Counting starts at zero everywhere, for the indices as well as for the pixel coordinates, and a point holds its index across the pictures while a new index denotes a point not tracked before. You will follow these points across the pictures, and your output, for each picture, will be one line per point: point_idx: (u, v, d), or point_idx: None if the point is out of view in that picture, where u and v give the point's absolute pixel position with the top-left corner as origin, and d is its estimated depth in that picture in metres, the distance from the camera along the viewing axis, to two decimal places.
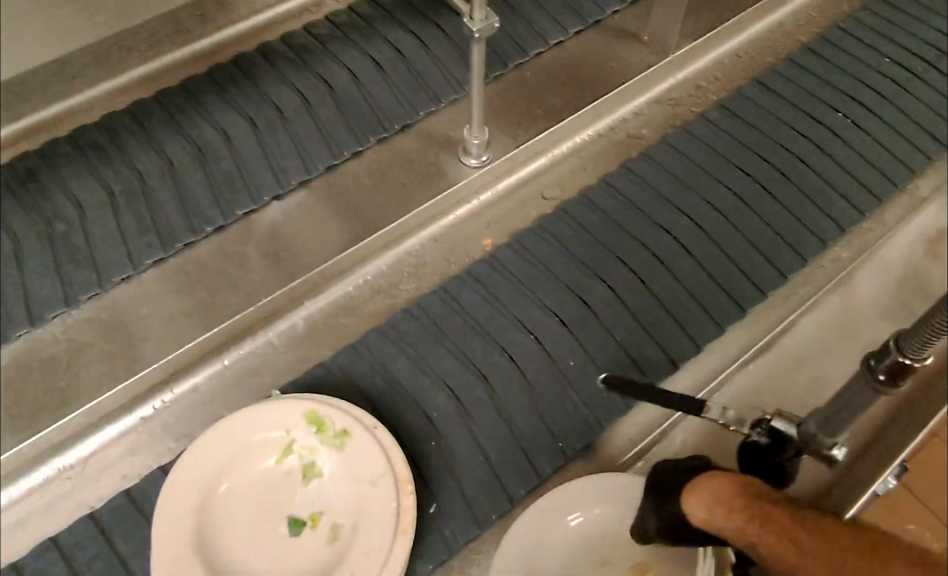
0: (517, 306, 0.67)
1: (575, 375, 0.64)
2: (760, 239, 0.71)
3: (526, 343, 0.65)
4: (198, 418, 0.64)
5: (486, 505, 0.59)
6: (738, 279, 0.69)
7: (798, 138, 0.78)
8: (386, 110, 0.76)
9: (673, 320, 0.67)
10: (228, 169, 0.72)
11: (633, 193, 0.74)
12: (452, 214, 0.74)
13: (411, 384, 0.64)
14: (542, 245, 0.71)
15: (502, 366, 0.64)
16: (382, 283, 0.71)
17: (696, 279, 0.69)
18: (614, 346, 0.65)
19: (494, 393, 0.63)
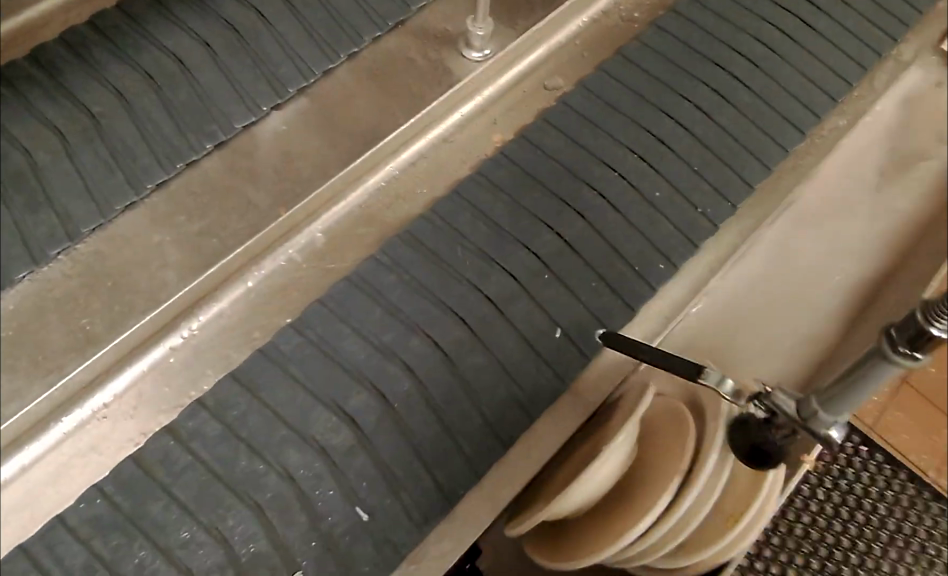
0: (592, 151, 0.69)
1: (662, 209, 0.67)
2: (774, 109, 0.72)
3: (575, 216, 0.66)
4: (240, 337, 0.61)
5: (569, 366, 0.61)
6: (747, 154, 0.70)
7: (792, 6, 0.78)
8: (376, 5, 0.72)
9: (700, 197, 0.68)
10: (215, 78, 0.66)
11: (665, 45, 0.75)
12: (458, 112, 0.72)
13: (453, 283, 0.63)
14: (558, 134, 0.70)
15: (542, 252, 0.64)
16: (398, 190, 0.68)
17: (716, 147, 0.70)
18: (648, 227, 0.66)
19: (535, 284, 0.63)
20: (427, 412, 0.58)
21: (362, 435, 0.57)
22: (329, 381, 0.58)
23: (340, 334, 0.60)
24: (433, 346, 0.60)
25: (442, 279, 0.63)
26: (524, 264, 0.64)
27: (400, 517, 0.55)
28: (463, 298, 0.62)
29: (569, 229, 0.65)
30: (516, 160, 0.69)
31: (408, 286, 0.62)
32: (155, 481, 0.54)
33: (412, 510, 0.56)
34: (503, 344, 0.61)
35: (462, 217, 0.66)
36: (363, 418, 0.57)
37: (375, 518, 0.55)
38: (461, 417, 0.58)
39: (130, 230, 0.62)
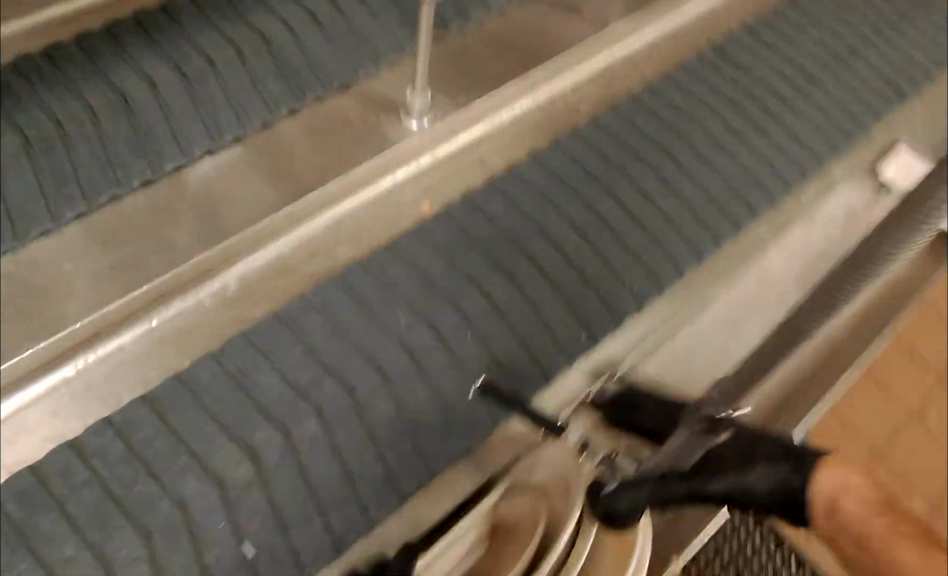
0: (513, 228, 0.73)
1: (573, 292, 0.71)
2: (694, 212, 0.78)
3: (501, 285, 0.70)
4: (149, 369, 0.62)
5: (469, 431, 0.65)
6: (660, 252, 0.75)
7: (722, 121, 0.85)
8: (326, 66, 0.74)
9: (620, 285, 0.73)
10: (155, 118, 0.68)
11: (600, 141, 0.81)
12: (391, 176, 0.73)
13: (376, 338, 0.66)
14: (498, 206, 0.74)
15: (457, 317, 0.68)
16: (318, 246, 0.70)
17: (639, 242, 0.75)
18: (562, 306, 0.70)
19: (453, 344, 0.67)
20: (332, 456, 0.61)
21: (266, 470, 0.59)
22: (241, 418, 0.60)
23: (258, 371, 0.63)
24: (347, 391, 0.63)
25: (360, 330, 0.66)
26: (438, 332, 0.67)
27: (286, 557, 0.58)
28: (385, 349, 0.65)
29: (488, 297, 0.69)
30: (451, 223, 0.73)
31: (334, 330, 0.65)
32: (51, 494, 0.56)
33: (300, 553, 0.59)
34: (414, 395, 0.64)
35: (388, 272, 0.69)
36: (265, 454, 0.60)
37: (261, 553, 0.57)
38: (363, 466, 0.61)
39: (43, 256, 0.62)
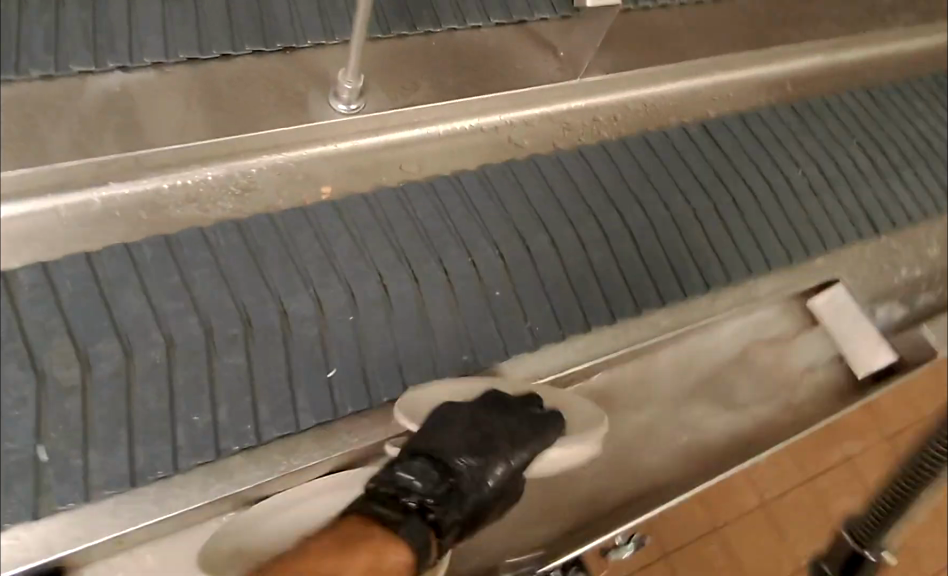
0: (405, 248, 0.96)
1: (429, 307, 0.93)
2: (552, 299, 0.99)
3: (373, 287, 0.92)
4: (14, 252, 0.82)
5: (304, 406, 0.84)
6: (520, 321, 0.96)
7: (589, 221, 1.06)
8: (274, 31, 1.01)
9: (465, 324, 0.94)
10: (86, 20, 0.94)
11: (484, 202, 1.03)
12: (259, 158, 0.98)
13: (250, 295, 0.87)
14: (401, 226, 0.98)
15: (310, 309, 0.88)
16: (200, 194, 0.93)
17: (480, 305, 0.95)
18: (413, 323, 0.92)
19: (296, 328, 0.87)
20: (161, 389, 0.79)
21: (91, 382, 0.77)
22: (90, 326, 0.79)
23: (127, 288, 0.82)
24: (203, 326, 0.83)
25: (225, 287, 0.86)
26: (283, 316, 0.87)
27: (78, 471, 0.73)
28: (261, 305, 0.86)
29: (317, 299, 0.89)
30: (337, 223, 0.95)
31: (215, 270, 0.87)
32: None
33: (91, 473, 0.74)
34: (257, 353, 0.84)
35: (277, 241, 0.91)
36: (98, 368, 0.77)
37: (52, 462, 0.73)
38: (192, 399, 0.80)
39: None
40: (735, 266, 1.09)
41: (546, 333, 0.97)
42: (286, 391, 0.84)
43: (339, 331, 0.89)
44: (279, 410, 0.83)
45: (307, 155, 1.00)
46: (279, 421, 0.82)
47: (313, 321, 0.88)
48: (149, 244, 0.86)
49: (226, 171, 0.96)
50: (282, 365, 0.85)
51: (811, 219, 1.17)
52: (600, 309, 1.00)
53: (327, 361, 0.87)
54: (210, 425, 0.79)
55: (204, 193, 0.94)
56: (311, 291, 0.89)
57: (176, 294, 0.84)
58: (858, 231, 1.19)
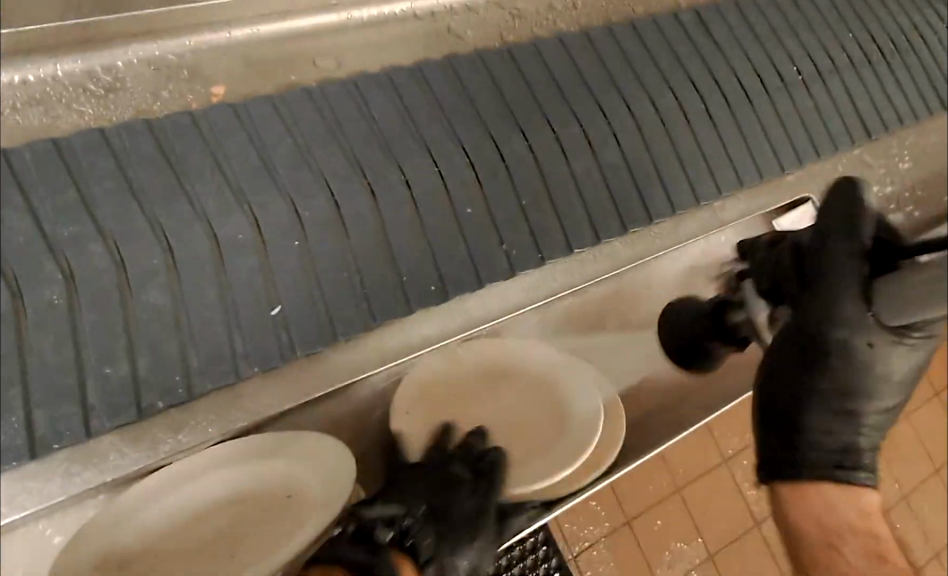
0: (360, 155, 0.80)
1: (392, 229, 0.79)
2: (529, 218, 0.85)
3: (324, 205, 0.77)
4: None
5: (251, 353, 0.71)
6: (495, 244, 0.83)
7: (571, 123, 0.91)
8: None
9: (434, 250, 0.80)
10: None
11: (450, 101, 0.87)
12: (125, 49, 0.82)
13: (170, 218, 0.71)
14: (353, 126, 0.81)
15: (249, 234, 0.74)
16: (42, 96, 0.78)
17: (448, 225, 0.81)
18: (376, 250, 0.78)
19: (230, 259, 0.72)
20: (60, 338, 0.65)
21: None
22: None
23: (7, 206, 0.66)
24: (111, 256, 0.68)
25: (136, 205, 0.70)
26: (210, 245, 0.72)
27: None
28: (187, 229, 0.71)
29: (254, 219, 0.74)
30: (277, 123, 0.79)
31: (118, 186, 0.71)
32: None
33: None
34: (183, 289, 0.70)
35: (200, 146, 0.75)
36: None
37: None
38: (104, 351, 0.66)
39: None
40: (725, 177, 0.98)
41: (524, 258, 0.84)
42: (223, 334, 0.70)
43: (283, 260, 0.74)
44: (212, 358, 0.70)
45: (201, 45, 0.86)
46: (213, 372, 0.69)
47: (250, 249, 0.73)
48: (33, 149, 0.70)
49: (84, 65, 0.80)
50: (217, 305, 0.71)
51: (806, 124, 1.06)
52: (584, 231, 0.88)
53: (270, 299, 0.73)
54: (127, 377, 0.66)
55: (53, 96, 0.78)
56: (248, 210, 0.74)
57: (73, 216, 0.68)
58: (853, 136, 1.09)
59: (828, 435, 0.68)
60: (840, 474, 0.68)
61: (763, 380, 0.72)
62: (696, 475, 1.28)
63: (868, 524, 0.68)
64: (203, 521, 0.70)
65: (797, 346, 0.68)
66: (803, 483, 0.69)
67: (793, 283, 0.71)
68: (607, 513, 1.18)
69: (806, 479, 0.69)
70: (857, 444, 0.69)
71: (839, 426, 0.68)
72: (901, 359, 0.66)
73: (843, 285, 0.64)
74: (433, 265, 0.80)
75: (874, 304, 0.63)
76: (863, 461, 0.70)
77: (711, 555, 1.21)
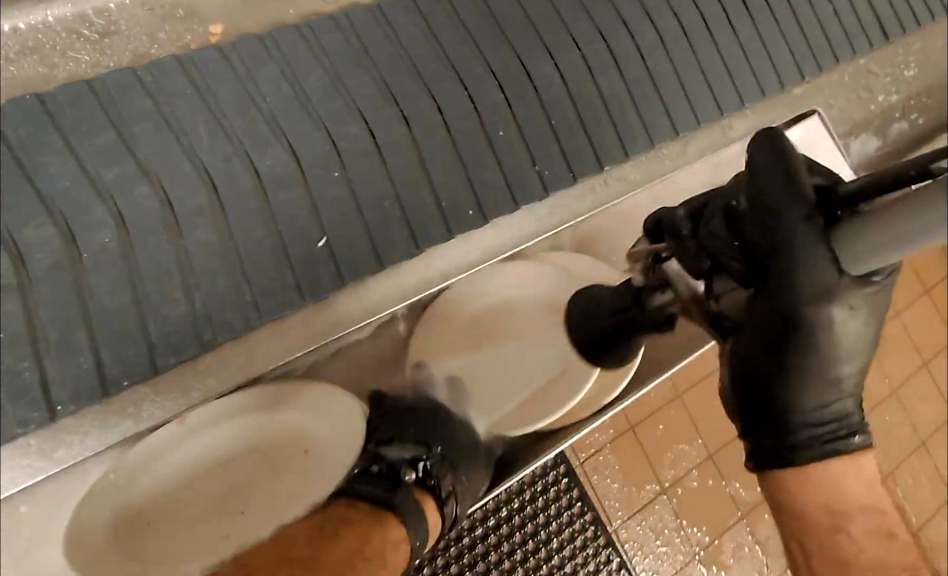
0: (390, 82, 0.79)
1: (428, 156, 0.78)
2: (561, 138, 0.85)
3: (360, 135, 0.76)
4: None
5: (303, 286, 0.72)
6: (529, 166, 0.83)
7: (596, 38, 0.89)
8: None
9: (470, 174, 0.80)
10: None
11: (473, 22, 0.85)
12: None
13: (212, 155, 0.71)
14: (379, 53, 0.80)
15: (289, 167, 0.73)
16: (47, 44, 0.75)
17: (482, 149, 0.81)
18: (414, 178, 0.77)
19: (274, 194, 0.72)
20: (118, 278, 0.66)
21: (27, 278, 0.63)
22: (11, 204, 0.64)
23: (48, 150, 0.66)
24: (158, 197, 0.69)
25: (176, 144, 0.70)
26: (253, 179, 0.72)
27: (33, 386, 0.62)
28: (231, 164, 0.72)
29: (293, 153, 0.74)
30: (304, 53, 0.77)
31: (157, 124, 0.70)
32: None
33: (50, 387, 0.62)
34: (232, 224, 0.70)
35: (232, 81, 0.74)
36: (34, 260, 0.64)
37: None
38: (162, 289, 0.67)
39: None
40: (749, 88, 0.97)
41: (558, 178, 0.84)
42: (273, 269, 0.71)
43: (325, 191, 0.74)
44: (267, 290, 0.71)
45: None
46: (270, 304, 0.71)
47: (292, 183, 0.73)
48: (68, 91, 0.69)
49: (75, 9, 0.76)
50: (267, 239, 0.71)
51: (827, 30, 1.04)
52: (613, 148, 0.88)
53: (317, 230, 0.73)
54: (187, 314, 0.67)
55: (46, 43, 0.75)
56: (285, 143, 0.74)
57: (115, 158, 0.68)
58: (874, 40, 1.07)
59: (816, 412, 0.53)
60: (836, 449, 0.54)
61: (738, 373, 0.54)
62: (700, 376, 1.30)
63: (873, 498, 0.56)
64: (212, 472, 0.73)
65: (770, 330, 0.51)
66: (803, 466, 0.53)
67: (736, 259, 0.51)
68: (611, 420, 1.21)
69: (805, 464, 0.53)
70: (848, 410, 0.54)
71: (826, 402, 0.53)
72: (857, 321, 0.50)
73: (799, 268, 0.48)
74: (469, 191, 0.79)
75: (845, 261, 0.47)
76: (858, 422, 0.55)
77: (710, 454, 1.28)
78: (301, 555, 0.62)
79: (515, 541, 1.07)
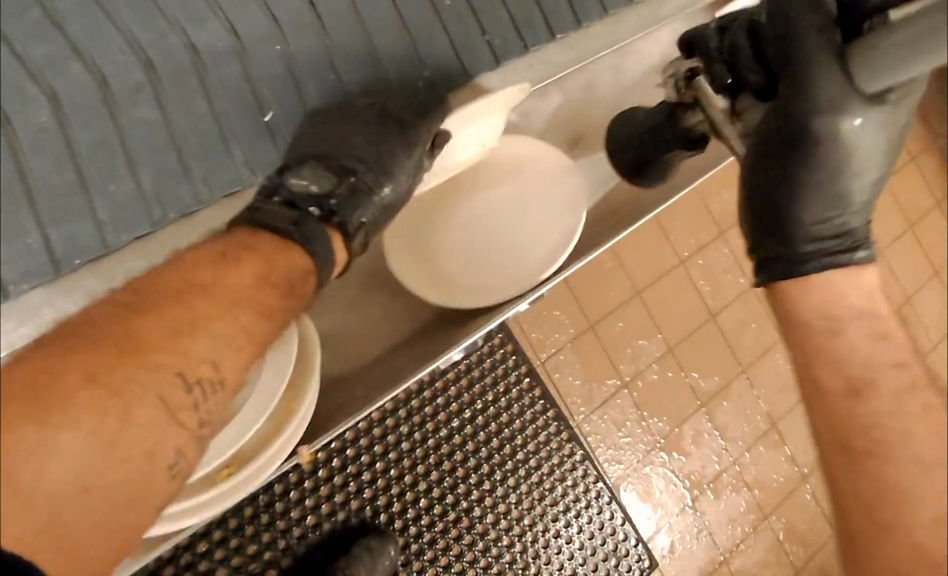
0: None
1: (372, 27, 0.76)
2: (507, 5, 0.82)
3: (301, 5, 0.73)
4: None
5: (252, 163, 0.71)
6: (477, 35, 0.81)
7: None
8: None
9: (416, 46, 0.78)
10: None
11: None
12: None
13: (144, 28, 0.68)
14: None
15: (226, 39, 0.71)
16: None
17: (427, 19, 0.79)
18: (359, 50, 0.76)
19: (212, 68, 0.70)
20: (59, 157, 0.64)
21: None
22: None
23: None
24: (93, 75, 0.66)
25: (106, 20, 0.67)
26: (189, 52, 0.69)
27: None
28: (164, 37, 0.69)
29: (228, 23, 0.71)
30: None
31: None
32: None
33: (1, 268, 0.62)
34: (171, 101, 0.68)
35: None
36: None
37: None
38: (105, 168, 0.66)
39: None
40: None
41: (507, 47, 0.82)
42: (219, 145, 0.70)
43: (267, 64, 0.72)
44: (214, 167, 0.70)
45: None
46: (219, 180, 0.70)
47: (231, 56, 0.71)
48: None
49: None
50: (210, 116, 0.70)
51: None
52: (566, 16, 0.85)
53: (261, 105, 0.72)
54: (133, 193, 0.67)
55: None
56: (222, 18, 0.71)
57: (42, 35, 0.65)
58: None
59: (817, 224, 0.66)
60: (831, 262, 0.66)
61: (756, 182, 0.68)
62: (656, 276, 1.41)
63: (869, 305, 0.65)
64: None
65: (778, 131, 0.64)
66: (808, 275, 0.66)
67: (752, 71, 0.67)
68: (572, 320, 1.32)
69: (805, 272, 0.66)
70: (850, 226, 0.66)
71: (829, 215, 0.65)
72: (869, 132, 0.61)
73: (815, 68, 0.61)
74: (418, 60, 0.78)
75: (851, 70, 0.59)
76: (862, 241, 0.67)
77: (670, 348, 1.39)
78: (208, 279, 0.59)
79: (466, 433, 1.16)
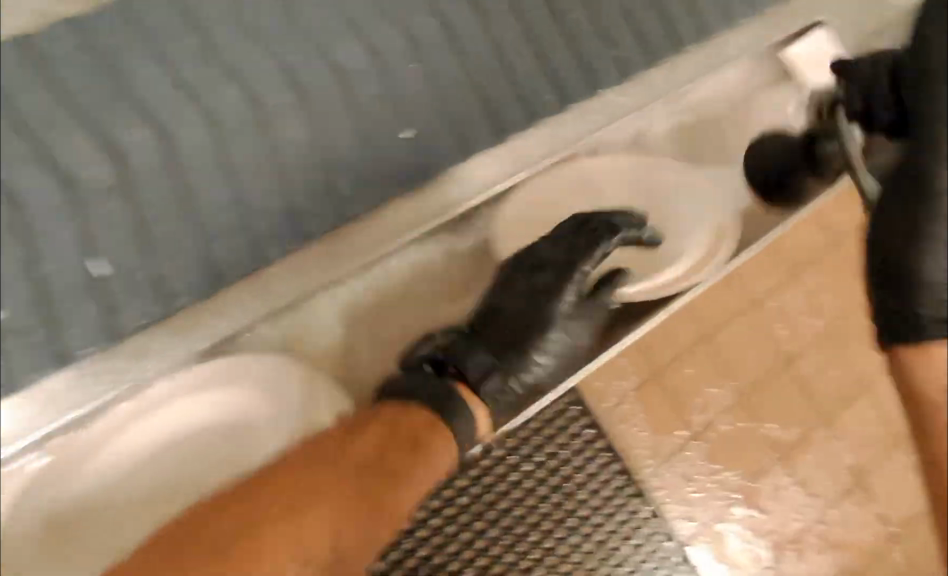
0: None
1: (503, 44, 0.77)
2: (632, 20, 0.82)
3: (435, 24, 0.75)
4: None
5: (392, 178, 0.73)
6: (603, 49, 0.81)
7: None
8: None
9: (545, 62, 0.79)
10: None
11: None
12: None
13: (295, 50, 0.70)
14: None
15: (367, 60, 0.72)
16: None
17: (556, 36, 0.79)
18: (490, 66, 0.77)
19: (354, 85, 0.72)
20: (216, 174, 0.66)
21: (130, 179, 0.64)
22: (107, 107, 0.64)
23: (135, 54, 0.66)
24: (245, 96, 0.68)
25: (259, 43, 0.69)
26: (333, 72, 0.71)
27: (150, 281, 0.64)
28: (311, 59, 0.71)
29: (369, 43, 0.73)
30: None
31: (239, 23, 0.69)
32: None
33: (166, 281, 0.65)
34: None
35: None
36: (136, 160, 0.64)
37: (118, 276, 0.63)
38: (260, 187, 0.68)
39: None
40: None
41: (632, 60, 0.82)
42: (362, 161, 0.71)
43: (404, 81, 0.73)
44: (358, 184, 0.72)
45: None
46: (363, 195, 0.72)
47: (370, 75, 0.72)
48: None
49: None
50: (352, 132, 0.71)
51: None
52: (688, 28, 0.85)
53: (400, 121, 0.73)
54: (283, 209, 0.69)
55: None
56: (361, 37, 0.73)
57: (202, 58, 0.68)
58: None
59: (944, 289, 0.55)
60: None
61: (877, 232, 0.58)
62: None
63: None
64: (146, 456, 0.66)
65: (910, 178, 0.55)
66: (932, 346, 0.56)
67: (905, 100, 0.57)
68: None
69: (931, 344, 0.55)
70: None
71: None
72: None
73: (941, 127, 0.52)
74: (547, 77, 0.79)
75: None
76: None
77: None
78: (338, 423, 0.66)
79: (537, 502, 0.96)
